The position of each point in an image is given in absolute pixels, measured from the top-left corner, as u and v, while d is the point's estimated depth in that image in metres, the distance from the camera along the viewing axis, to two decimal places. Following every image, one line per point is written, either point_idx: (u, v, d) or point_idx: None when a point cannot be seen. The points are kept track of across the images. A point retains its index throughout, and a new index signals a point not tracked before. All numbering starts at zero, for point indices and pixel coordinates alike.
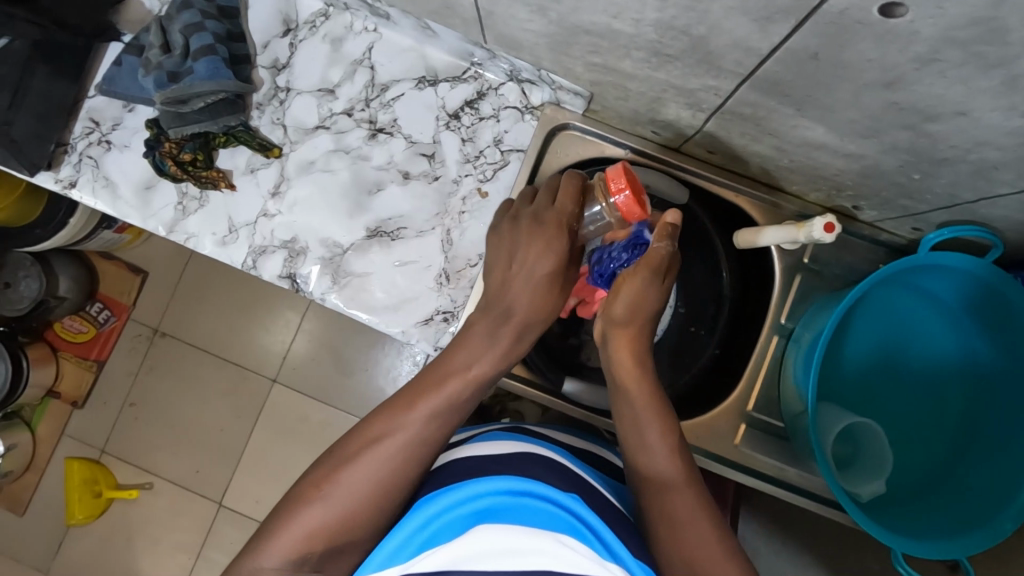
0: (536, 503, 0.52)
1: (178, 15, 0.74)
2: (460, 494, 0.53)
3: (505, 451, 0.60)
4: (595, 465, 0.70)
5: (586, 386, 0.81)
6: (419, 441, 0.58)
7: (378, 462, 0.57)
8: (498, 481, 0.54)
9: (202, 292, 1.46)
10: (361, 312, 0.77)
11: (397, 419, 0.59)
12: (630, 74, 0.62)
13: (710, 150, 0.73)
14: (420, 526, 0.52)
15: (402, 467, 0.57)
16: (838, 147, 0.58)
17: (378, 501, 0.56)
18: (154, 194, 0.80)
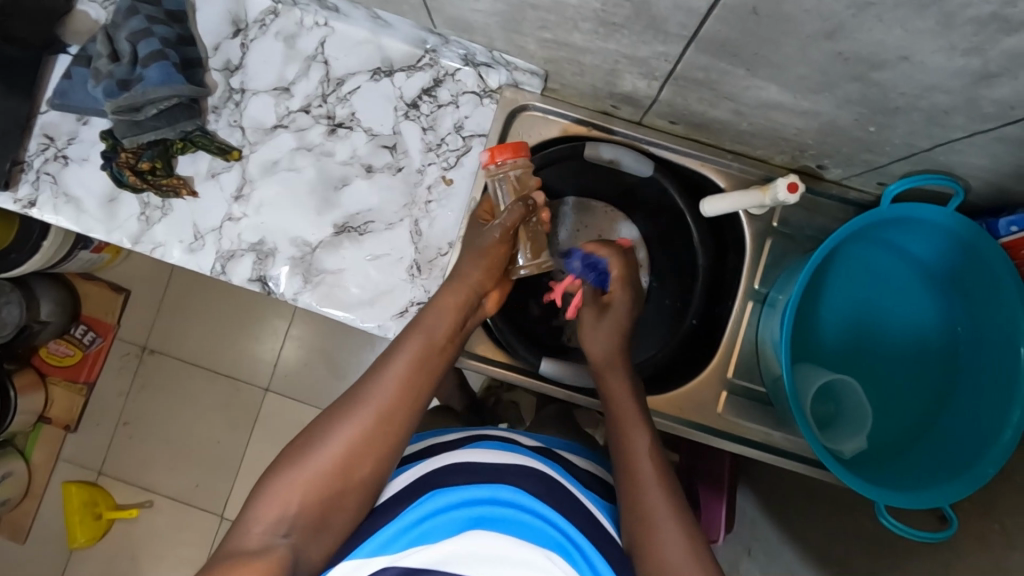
0: (528, 517, 0.54)
1: (124, 22, 0.73)
2: (455, 496, 0.54)
3: (507, 460, 0.60)
4: (592, 484, 0.68)
5: (564, 366, 0.79)
6: (407, 395, 0.58)
7: (366, 416, 0.56)
8: (497, 489, 0.55)
9: (185, 305, 1.45)
10: (335, 309, 0.77)
11: (383, 371, 0.59)
12: (582, 48, 0.61)
13: (671, 121, 0.72)
14: (411, 521, 0.53)
15: (389, 420, 0.57)
16: (792, 105, 0.58)
17: (361, 463, 0.55)
18: (117, 207, 0.79)
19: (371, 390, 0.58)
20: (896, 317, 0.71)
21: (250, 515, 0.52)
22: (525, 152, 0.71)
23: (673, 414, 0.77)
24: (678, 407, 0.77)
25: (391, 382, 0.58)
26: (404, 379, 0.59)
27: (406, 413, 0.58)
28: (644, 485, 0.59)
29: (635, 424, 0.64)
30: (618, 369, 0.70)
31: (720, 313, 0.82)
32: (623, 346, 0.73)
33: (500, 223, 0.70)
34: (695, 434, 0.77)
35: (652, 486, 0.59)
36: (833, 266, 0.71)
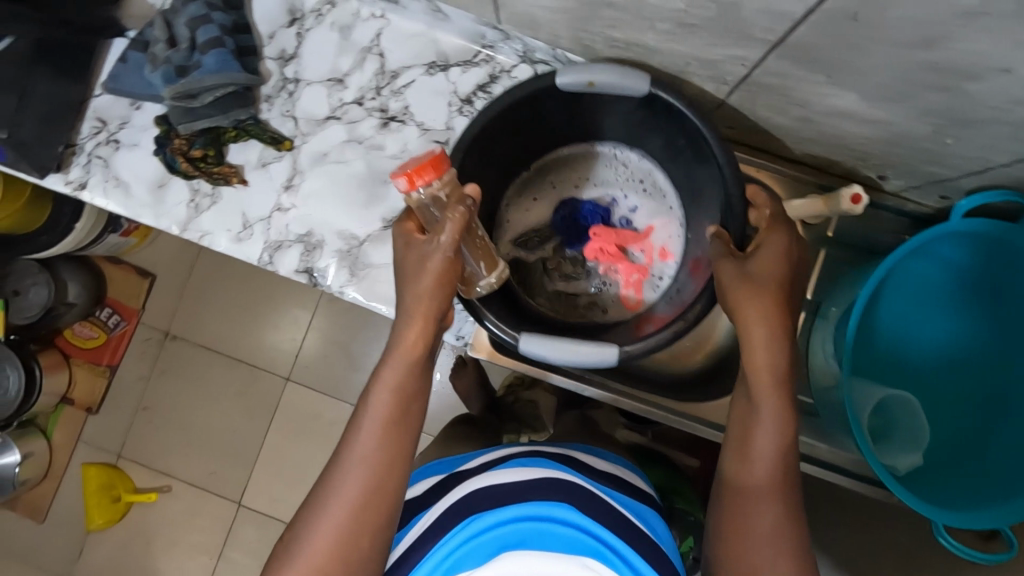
0: (555, 527, 0.55)
1: (183, 9, 0.73)
2: (479, 523, 0.56)
3: (522, 476, 0.59)
4: (611, 482, 0.67)
5: (546, 342, 0.63)
6: (380, 467, 0.55)
7: (341, 508, 0.54)
8: (522, 506, 0.56)
9: (209, 293, 1.45)
10: (380, 305, 0.76)
11: (350, 448, 0.56)
12: (651, 49, 0.59)
13: (731, 126, 0.72)
14: (445, 553, 0.55)
15: (372, 494, 0.54)
16: (867, 114, 0.57)
17: (352, 554, 0.53)
18: (166, 193, 0.79)
19: (346, 470, 0.55)
20: (956, 328, 0.69)
21: None
22: (447, 165, 0.58)
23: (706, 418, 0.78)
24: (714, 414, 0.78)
25: (364, 455, 0.55)
26: (377, 445, 0.56)
27: (383, 484, 0.55)
28: (757, 527, 0.52)
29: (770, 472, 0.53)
30: (773, 328, 0.54)
31: None
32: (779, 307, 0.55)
33: (438, 244, 0.57)
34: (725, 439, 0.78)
35: (764, 499, 0.52)
36: (895, 276, 0.69)
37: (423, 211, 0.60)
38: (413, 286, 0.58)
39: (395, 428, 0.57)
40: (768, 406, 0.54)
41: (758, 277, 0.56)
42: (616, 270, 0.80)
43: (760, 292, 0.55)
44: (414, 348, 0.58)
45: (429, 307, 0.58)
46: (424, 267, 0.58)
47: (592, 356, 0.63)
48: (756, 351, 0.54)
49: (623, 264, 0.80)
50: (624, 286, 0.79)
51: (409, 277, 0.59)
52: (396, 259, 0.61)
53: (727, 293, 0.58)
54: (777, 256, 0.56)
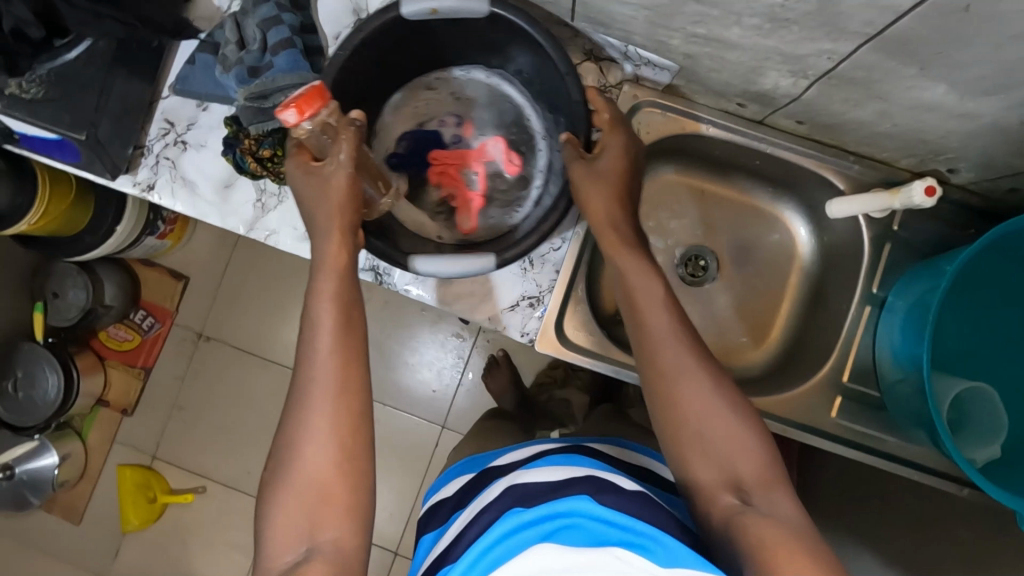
0: (582, 519, 0.52)
1: (254, 10, 0.73)
2: (512, 521, 0.54)
3: (556, 473, 0.59)
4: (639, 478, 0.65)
5: (437, 259, 0.68)
6: (346, 372, 0.54)
7: (314, 449, 0.52)
8: (556, 503, 0.54)
9: (244, 294, 1.46)
10: (448, 303, 0.78)
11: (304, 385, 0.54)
12: (733, 44, 0.59)
13: (798, 120, 0.72)
14: (482, 549, 0.53)
15: (345, 393, 0.54)
16: (953, 106, 0.57)
17: (349, 463, 0.52)
18: (233, 192, 0.79)
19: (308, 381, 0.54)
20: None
21: (264, 543, 0.51)
22: (329, 97, 0.56)
23: (780, 414, 0.77)
24: (784, 409, 0.77)
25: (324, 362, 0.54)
26: (336, 351, 0.55)
27: (346, 380, 0.54)
28: (681, 398, 0.56)
29: (666, 341, 0.58)
30: (619, 231, 0.65)
31: (823, 317, 0.81)
32: (619, 193, 0.67)
33: (341, 162, 0.61)
34: (806, 437, 0.76)
35: (687, 379, 0.56)
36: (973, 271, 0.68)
37: (318, 144, 0.62)
38: (322, 205, 0.61)
39: (352, 331, 0.57)
40: (634, 271, 0.62)
41: (602, 167, 0.67)
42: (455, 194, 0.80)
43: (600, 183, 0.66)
44: (338, 256, 0.60)
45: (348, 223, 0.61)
46: (328, 181, 0.61)
47: (473, 262, 0.68)
48: (624, 255, 0.63)
49: (460, 187, 0.80)
50: (460, 209, 0.80)
51: (313, 200, 0.61)
52: (299, 191, 0.62)
53: (584, 190, 0.67)
54: (618, 151, 0.68)
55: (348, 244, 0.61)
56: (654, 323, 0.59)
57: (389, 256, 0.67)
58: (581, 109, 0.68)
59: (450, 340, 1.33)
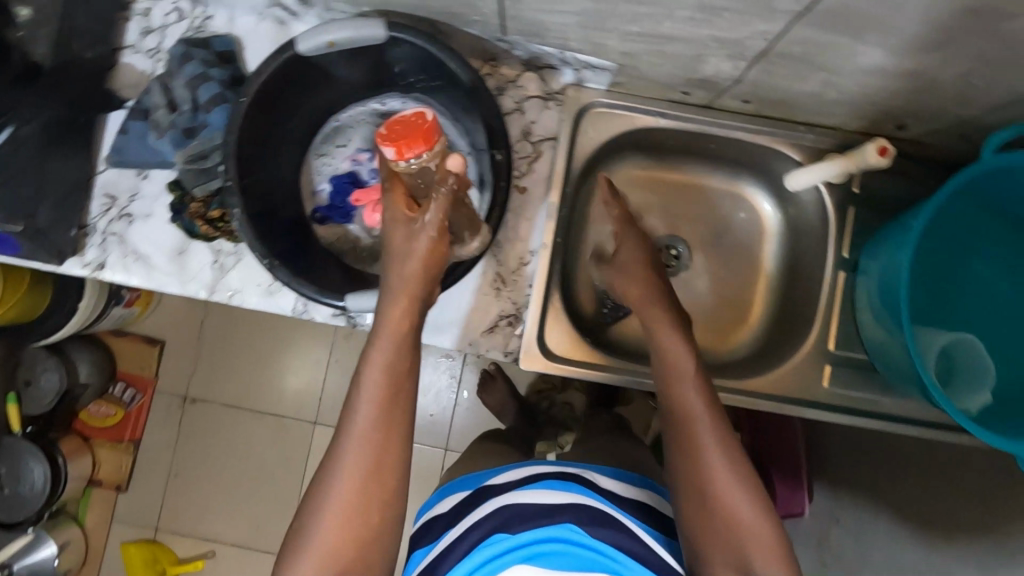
0: (569, 547, 0.57)
1: (179, 69, 0.72)
2: (503, 544, 0.57)
3: (549, 495, 0.62)
4: (629, 505, 0.66)
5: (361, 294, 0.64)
6: (376, 442, 0.54)
7: (337, 513, 0.53)
8: (546, 528, 0.58)
9: (223, 350, 1.42)
10: (425, 335, 0.77)
11: (346, 439, 0.55)
12: (668, 37, 0.59)
13: (745, 100, 0.72)
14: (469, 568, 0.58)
15: (376, 474, 0.54)
16: (894, 68, 0.57)
17: (375, 521, 0.54)
18: (188, 258, 0.76)
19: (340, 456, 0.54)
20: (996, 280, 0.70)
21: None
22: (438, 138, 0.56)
23: (774, 393, 0.77)
24: (775, 386, 0.77)
25: (359, 442, 0.54)
26: (370, 430, 0.54)
27: (385, 460, 0.54)
28: (718, 487, 0.56)
29: (704, 437, 0.58)
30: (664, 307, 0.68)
31: (801, 287, 0.81)
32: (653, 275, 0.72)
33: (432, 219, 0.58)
34: (802, 412, 0.76)
35: (720, 460, 0.57)
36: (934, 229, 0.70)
37: (413, 180, 0.60)
38: (400, 268, 0.59)
39: (390, 417, 0.55)
40: (671, 347, 0.64)
41: (626, 254, 0.74)
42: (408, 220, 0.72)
43: (627, 272, 0.73)
44: (398, 326, 0.57)
45: (415, 289, 0.59)
46: (415, 235, 0.59)
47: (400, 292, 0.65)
48: (665, 334, 0.65)
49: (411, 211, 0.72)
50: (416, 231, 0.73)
51: (392, 254, 0.60)
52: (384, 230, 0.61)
53: (619, 279, 0.73)
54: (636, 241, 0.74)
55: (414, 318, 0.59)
56: (688, 398, 0.61)
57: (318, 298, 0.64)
58: (500, 122, 0.66)
59: (441, 361, 1.31)
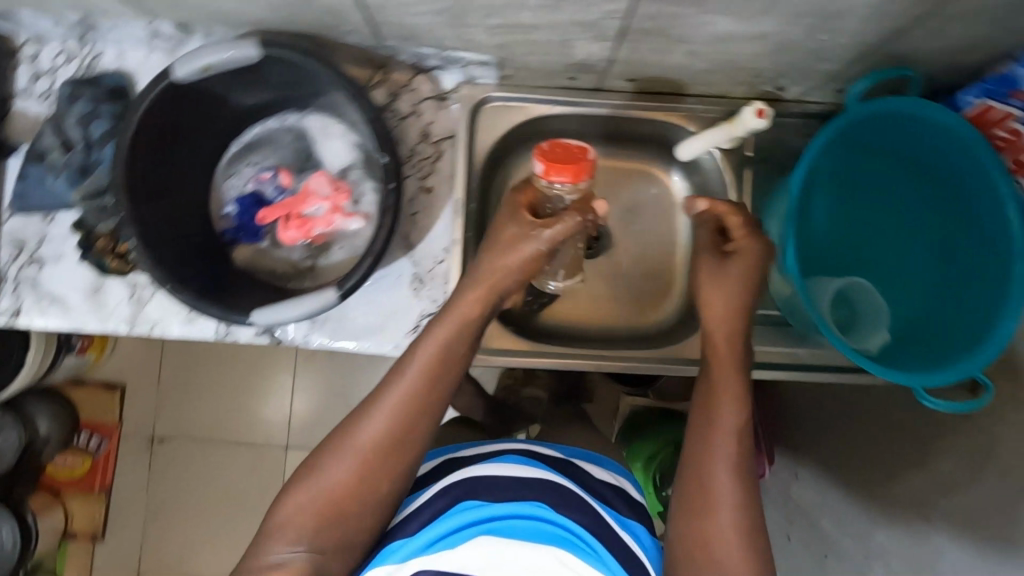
0: (539, 524, 0.57)
1: (69, 109, 0.74)
2: (474, 512, 0.57)
3: (526, 474, 0.62)
4: (610, 497, 0.68)
5: (268, 308, 0.65)
6: (402, 417, 0.57)
7: (344, 470, 0.56)
8: (519, 504, 0.58)
9: (188, 390, 1.40)
10: (350, 341, 0.78)
11: (376, 408, 0.57)
12: (531, 26, 0.61)
13: (629, 79, 0.74)
14: (426, 540, 0.56)
15: (394, 448, 0.56)
16: (745, 32, 0.59)
17: (380, 478, 0.56)
18: (104, 295, 0.76)
19: (371, 423, 0.56)
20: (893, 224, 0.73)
21: (270, 528, 0.55)
22: (588, 175, 0.59)
23: (696, 357, 0.80)
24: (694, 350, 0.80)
25: (383, 419, 0.56)
26: (400, 405, 0.57)
27: (399, 441, 0.56)
28: (716, 504, 0.57)
29: (727, 447, 0.59)
30: (731, 294, 0.63)
31: None
32: (749, 297, 0.63)
33: (542, 234, 0.59)
34: None
35: (723, 458, 0.59)
36: (833, 176, 0.73)
37: (545, 199, 0.62)
38: (495, 257, 0.60)
39: (406, 417, 0.57)
40: (716, 314, 0.64)
41: (738, 262, 0.64)
42: (320, 228, 0.75)
43: (720, 294, 0.64)
44: (471, 312, 0.59)
45: (501, 281, 0.60)
46: (515, 244, 0.60)
47: (306, 302, 0.64)
48: (717, 317, 0.64)
49: (321, 220, 0.75)
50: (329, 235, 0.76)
51: (490, 249, 0.60)
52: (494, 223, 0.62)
53: (704, 286, 0.65)
54: (748, 265, 0.64)
55: (486, 312, 0.60)
56: (731, 389, 0.61)
57: (224, 317, 0.64)
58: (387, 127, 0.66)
59: None
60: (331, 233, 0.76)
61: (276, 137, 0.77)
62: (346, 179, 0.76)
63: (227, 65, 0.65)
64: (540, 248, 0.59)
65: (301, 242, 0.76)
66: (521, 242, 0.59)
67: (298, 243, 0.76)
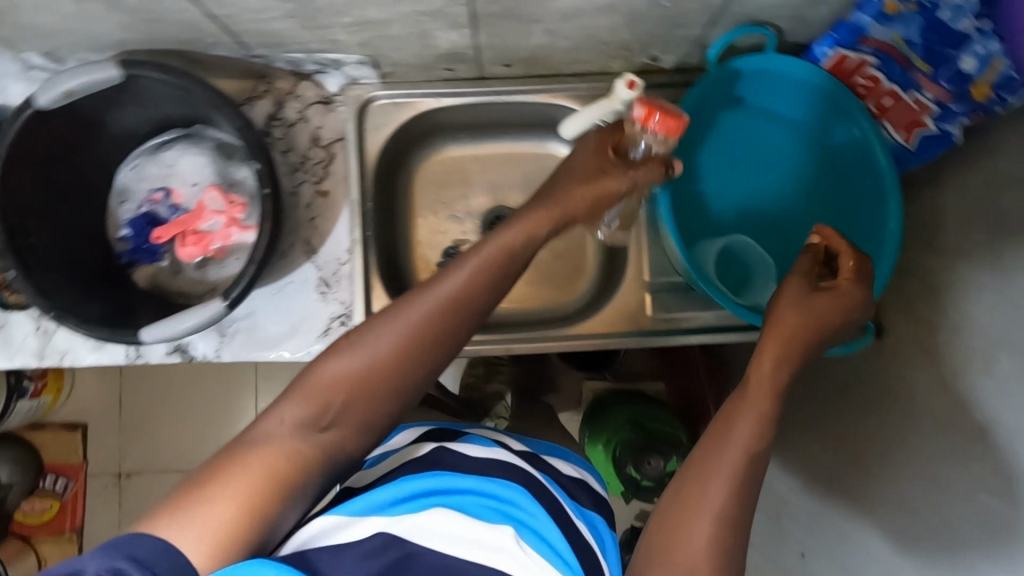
0: (498, 503, 0.53)
1: None
2: (438, 482, 0.54)
3: (493, 456, 0.60)
4: (574, 488, 0.65)
5: (156, 325, 0.65)
6: (432, 320, 0.53)
7: (363, 361, 0.51)
8: (482, 482, 0.55)
9: (153, 420, 1.27)
10: (262, 351, 0.78)
11: (405, 306, 0.53)
12: (385, 20, 0.62)
13: (507, 64, 0.75)
14: (375, 502, 0.52)
15: (426, 347, 0.52)
16: (589, 6, 0.61)
17: (397, 378, 0.52)
18: (10, 330, 0.77)
19: (415, 309, 0.53)
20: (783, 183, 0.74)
21: (278, 407, 0.51)
22: (679, 133, 0.57)
23: (606, 330, 0.81)
24: (603, 325, 0.81)
25: (422, 311, 0.53)
26: (446, 302, 0.53)
27: (444, 334, 0.53)
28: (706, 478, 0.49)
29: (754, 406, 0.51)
30: (804, 278, 0.58)
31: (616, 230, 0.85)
32: (826, 329, 0.55)
33: (628, 174, 0.61)
34: (622, 343, 0.80)
35: (746, 423, 0.50)
36: (724, 134, 0.74)
37: (631, 144, 0.62)
38: (568, 179, 0.61)
39: (453, 318, 0.53)
40: (797, 293, 0.56)
41: (824, 295, 0.56)
42: (216, 242, 0.76)
43: (829, 300, 0.56)
44: (541, 225, 0.58)
45: (570, 208, 0.60)
46: (597, 174, 0.61)
47: (193, 314, 0.65)
48: (789, 306, 0.55)
49: (219, 234, 0.75)
50: (227, 248, 0.76)
51: (576, 171, 0.61)
52: (583, 145, 0.64)
53: (782, 295, 0.57)
54: (843, 301, 0.56)
55: (556, 226, 0.59)
56: (785, 355, 0.53)
57: (111, 336, 0.64)
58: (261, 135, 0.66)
59: None
60: (229, 247, 0.76)
61: (164, 157, 0.77)
62: (240, 192, 0.77)
63: (92, 88, 0.65)
64: (653, 168, 0.61)
65: (199, 258, 0.76)
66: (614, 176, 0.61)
67: (196, 259, 0.76)
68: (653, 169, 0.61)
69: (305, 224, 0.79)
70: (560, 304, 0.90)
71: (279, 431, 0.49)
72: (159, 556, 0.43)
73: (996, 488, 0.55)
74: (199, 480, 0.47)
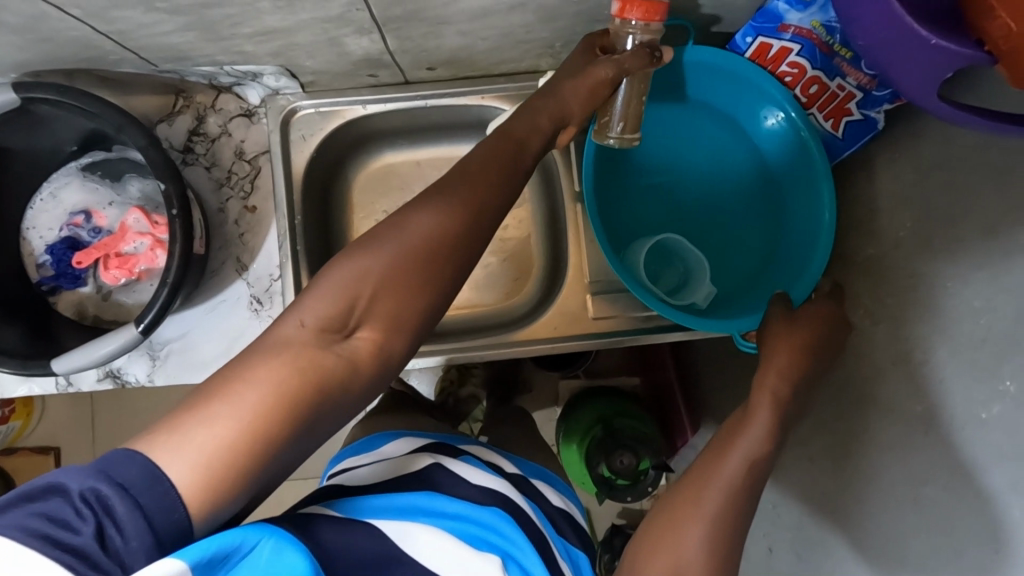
0: (492, 535, 0.49)
1: None
2: (430, 502, 0.51)
3: (488, 480, 0.56)
4: (559, 520, 0.61)
5: (68, 356, 0.63)
6: (464, 216, 0.46)
7: (390, 256, 0.43)
8: (476, 509, 0.51)
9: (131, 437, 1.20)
10: (196, 373, 0.76)
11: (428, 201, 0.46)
12: (286, 28, 0.60)
13: (430, 67, 0.73)
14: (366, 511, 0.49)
15: (453, 246, 0.45)
16: (495, 6, 0.59)
17: (435, 275, 0.44)
18: None
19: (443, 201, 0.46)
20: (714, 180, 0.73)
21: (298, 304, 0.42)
22: (661, 18, 0.55)
23: (549, 335, 0.78)
24: (545, 330, 0.78)
25: (451, 206, 0.46)
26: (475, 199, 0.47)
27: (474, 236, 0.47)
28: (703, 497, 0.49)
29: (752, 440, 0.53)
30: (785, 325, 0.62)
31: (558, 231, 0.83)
32: (806, 366, 0.59)
33: (615, 58, 0.59)
34: (565, 347, 0.77)
35: (737, 455, 0.52)
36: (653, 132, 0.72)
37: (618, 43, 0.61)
38: (571, 80, 0.58)
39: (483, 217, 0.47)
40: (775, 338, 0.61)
41: (802, 331, 0.60)
42: (142, 264, 0.74)
43: (805, 334, 0.60)
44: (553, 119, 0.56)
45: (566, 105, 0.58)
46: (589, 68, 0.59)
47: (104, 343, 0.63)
48: (775, 347, 0.60)
49: (144, 257, 0.74)
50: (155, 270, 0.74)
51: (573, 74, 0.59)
52: (574, 58, 0.61)
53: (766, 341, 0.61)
54: (819, 338, 0.59)
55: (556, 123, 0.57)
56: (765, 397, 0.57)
57: (23, 369, 0.63)
58: None
59: None
60: (155, 269, 0.75)
61: (82, 179, 0.75)
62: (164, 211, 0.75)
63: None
64: (642, 58, 0.59)
65: (123, 281, 0.74)
66: (629, 57, 0.59)
67: (121, 281, 0.74)
68: (641, 58, 0.59)
69: (233, 240, 0.77)
70: (506, 309, 0.88)
71: (298, 337, 0.40)
72: (147, 479, 0.33)
73: (936, 481, 0.52)
74: (201, 392, 0.37)
